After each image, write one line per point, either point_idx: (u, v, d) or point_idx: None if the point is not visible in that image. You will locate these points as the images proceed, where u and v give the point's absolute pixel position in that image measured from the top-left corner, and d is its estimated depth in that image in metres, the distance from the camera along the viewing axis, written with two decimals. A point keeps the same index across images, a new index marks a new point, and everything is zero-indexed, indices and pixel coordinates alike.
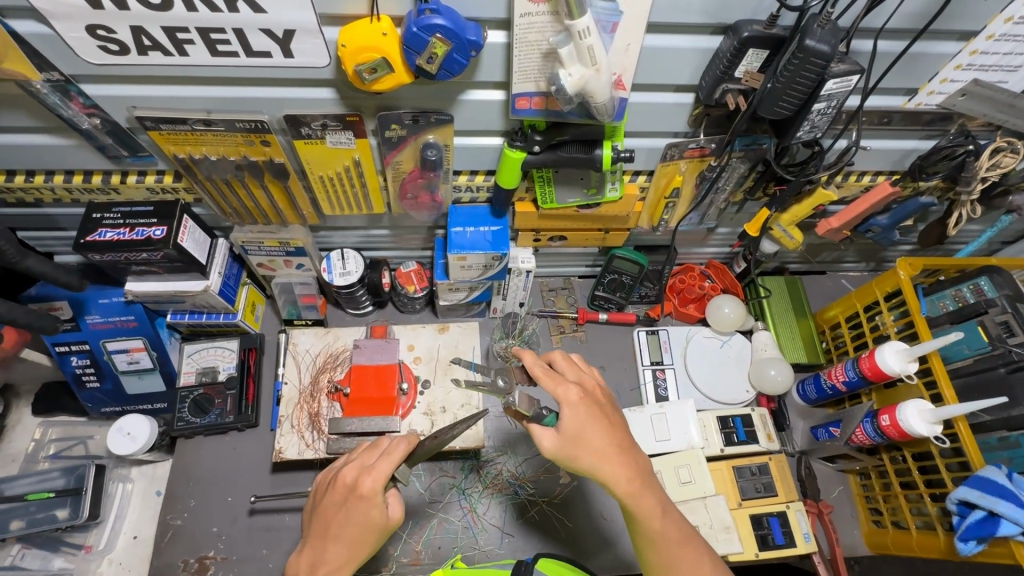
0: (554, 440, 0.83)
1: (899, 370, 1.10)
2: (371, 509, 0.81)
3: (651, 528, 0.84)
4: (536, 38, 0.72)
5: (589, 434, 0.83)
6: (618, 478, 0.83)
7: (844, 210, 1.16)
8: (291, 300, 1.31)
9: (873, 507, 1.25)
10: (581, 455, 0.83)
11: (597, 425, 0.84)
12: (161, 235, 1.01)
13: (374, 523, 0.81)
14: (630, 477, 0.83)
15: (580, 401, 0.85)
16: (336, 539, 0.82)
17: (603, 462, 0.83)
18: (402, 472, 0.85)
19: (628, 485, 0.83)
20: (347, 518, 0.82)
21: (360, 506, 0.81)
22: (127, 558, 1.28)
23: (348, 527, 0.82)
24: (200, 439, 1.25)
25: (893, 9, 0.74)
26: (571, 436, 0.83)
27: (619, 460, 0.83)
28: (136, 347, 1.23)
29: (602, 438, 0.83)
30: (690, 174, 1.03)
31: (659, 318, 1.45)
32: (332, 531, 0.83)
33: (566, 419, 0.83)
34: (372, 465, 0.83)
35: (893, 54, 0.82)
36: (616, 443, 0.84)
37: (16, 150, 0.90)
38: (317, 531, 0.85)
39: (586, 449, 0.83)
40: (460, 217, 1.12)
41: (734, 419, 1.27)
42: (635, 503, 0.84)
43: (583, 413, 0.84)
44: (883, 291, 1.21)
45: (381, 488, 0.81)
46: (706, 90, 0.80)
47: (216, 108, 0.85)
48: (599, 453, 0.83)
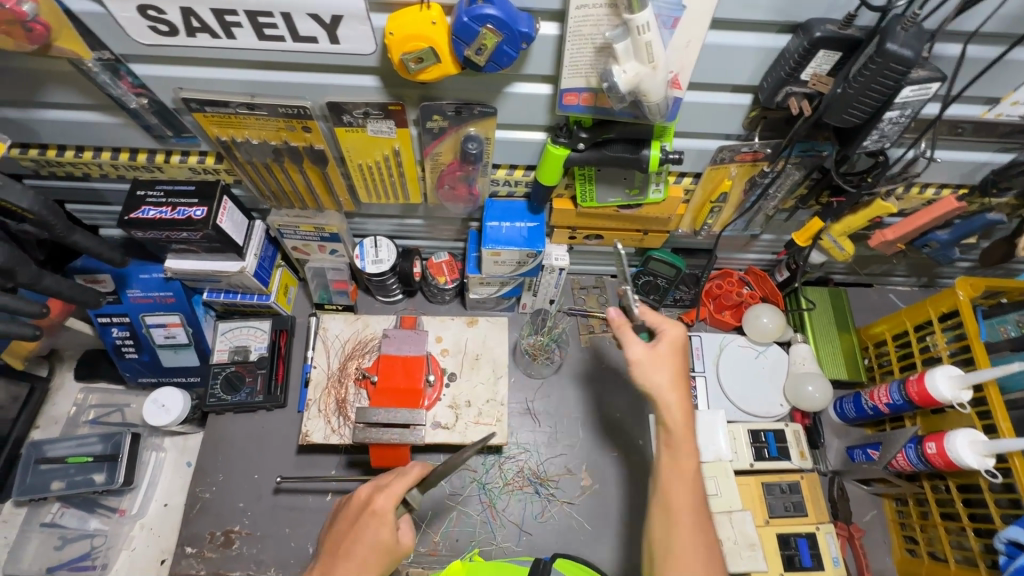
0: (642, 350, 0.88)
1: (950, 398, 1.04)
2: (384, 528, 0.83)
3: (681, 466, 0.83)
4: (590, 31, 0.69)
5: (670, 362, 0.88)
6: (674, 411, 0.85)
7: (902, 223, 1.09)
8: (323, 285, 1.32)
9: (908, 534, 1.20)
10: (654, 374, 0.87)
11: (679, 363, 0.88)
12: (201, 215, 1.02)
13: (387, 540, 0.83)
14: (685, 413, 0.85)
15: (679, 343, 0.90)
16: (346, 558, 0.82)
17: (667, 392, 0.85)
18: (413, 497, 0.90)
19: (682, 415, 0.85)
20: (357, 539, 0.83)
21: (372, 524, 0.83)
22: (158, 525, 1.32)
23: (358, 545, 0.82)
24: (230, 416, 1.27)
25: (989, 10, 0.67)
26: (655, 359, 0.87)
27: (682, 396, 0.86)
28: (173, 323, 1.26)
29: (671, 373, 0.87)
30: (740, 179, 0.98)
31: (693, 323, 1.41)
32: (343, 552, 0.83)
33: (663, 343, 0.89)
34: (381, 487, 0.87)
35: (986, 60, 0.75)
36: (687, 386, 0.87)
37: (66, 125, 0.92)
38: (328, 553, 0.85)
39: (662, 374, 0.86)
40: (497, 211, 1.09)
41: (766, 433, 1.24)
42: (676, 433, 0.85)
43: (675, 351, 0.89)
44: (937, 311, 1.14)
45: (394, 504, 0.85)
46: (767, 93, 0.75)
47: (259, 91, 0.84)
48: (673, 373, 0.87)
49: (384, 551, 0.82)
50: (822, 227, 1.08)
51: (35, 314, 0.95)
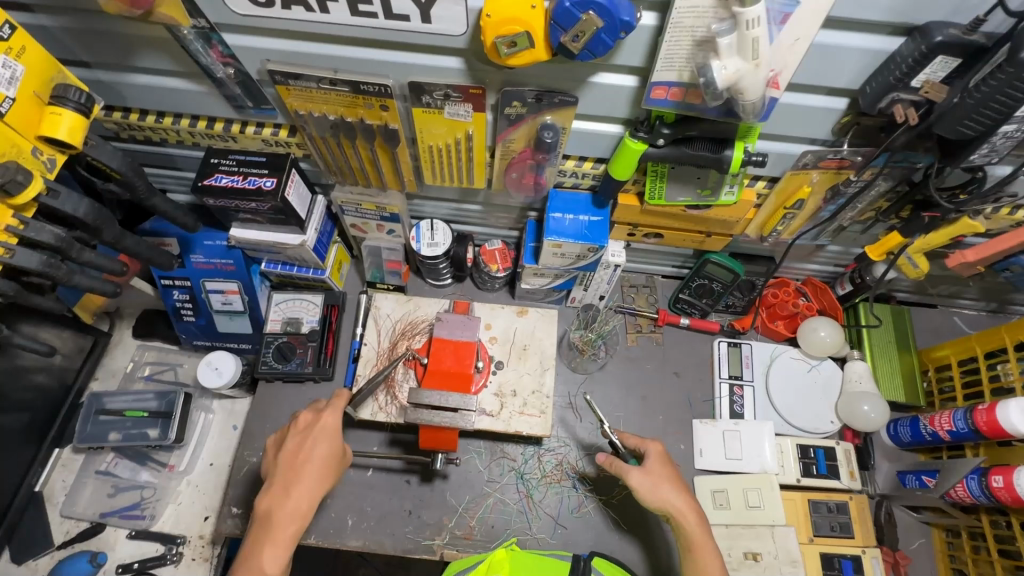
0: (641, 474, 0.98)
1: (1023, 431, 0.99)
2: (333, 443, 0.96)
3: (708, 573, 0.91)
4: (693, 23, 0.67)
5: (666, 476, 0.98)
6: (694, 525, 0.94)
7: (985, 245, 1.04)
8: (377, 263, 1.33)
9: (958, 568, 1.16)
10: (661, 491, 0.96)
11: (673, 471, 0.99)
12: (270, 186, 1.04)
13: (329, 453, 0.96)
14: (699, 521, 0.95)
15: (664, 455, 1.01)
16: (301, 472, 0.93)
17: (681, 509, 0.95)
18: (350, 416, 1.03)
19: (697, 522, 0.94)
20: (308, 454, 0.94)
21: (319, 440, 0.96)
22: (203, 482, 1.37)
23: (310, 459, 0.94)
24: (279, 384, 1.31)
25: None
26: (657, 478, 0.97)
27: (694, 509, 0.95)
28: (231, 290, 1.29)
29: (674, 488, 0.97)
30: (821, 186, 0.94)
31: (745, 331, 1.37)
32: (296, 469, 0.94)
33: (655, 466, 0.99)
34: (323, 409, 0.99)
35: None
36: (688, 497, 0.97)
37: (153, 91, 0.94)
38: (282, 469, 0.94)
39: (665, 494, 0.96)
40: (560, 202, 1.08)
41: (816, 449, 1.21)
42: (698, 540, 0.93)
43: (665, 465, 1.00)
44: (1013, 338, 1.09)
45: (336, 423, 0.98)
46: (870, 98, 0.72)
47: (342, 67, 0.84)
48: (676, 484, 0.97)
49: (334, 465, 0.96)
50: (899, 244, 1.03)
51: (112, 271, 0.99)
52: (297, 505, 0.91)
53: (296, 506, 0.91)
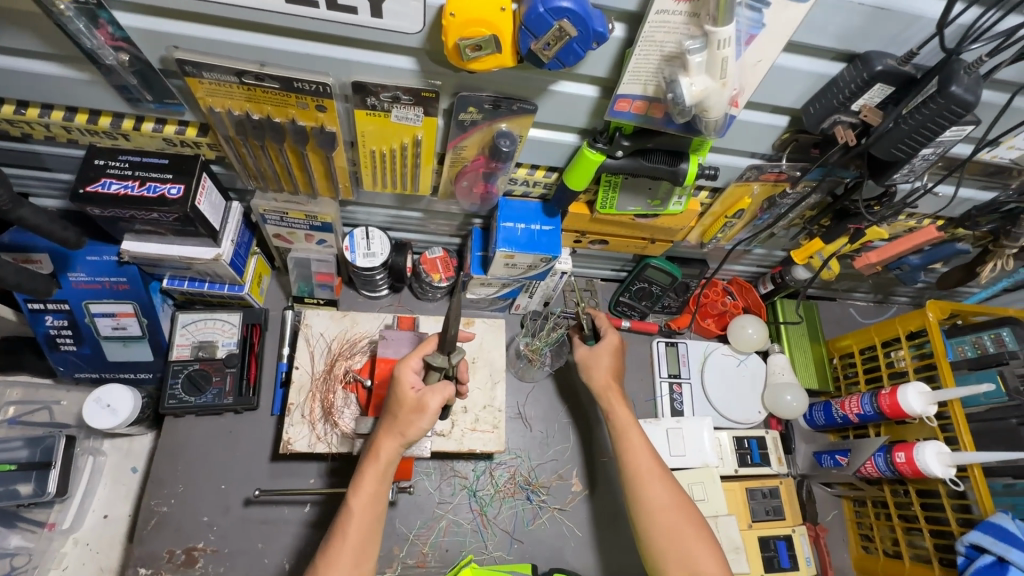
0: (586, 350, 1.16)
1: (919, 411, 1.13)
2: (405, 390, 0.86)
3: (629, 441, 1.02)
4: (663, 38, 0.65)
5: (602, 359, 1.14)
6: (613, 401, 1.08)
7: (886, 248, 1.16)
8: (305, 276, 1.20)
9: (865, 533, 1.30)
10: (593, 371, 1.13)
11: (610, 357, 1.14)
12: (177, 194, 0.89)
13: (400, 394, 0.86)
14: (621, 400, 1.08)
15: (615, 344, 1.15)
16: (386, 415, 0.88)
17: (606, 391, 1.10)
18: (440, 360, 0.87)
19: (618, 402, 1.08)
20: (388, 400, 0.88)
21: (394, 386, 0.88)
22: (96, 540, 1.16)
23: (399, 414, 0.86)
24: (192, 419, 1.14)
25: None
26: (594, 357, 1.14)
27: (615, 391, 1.10)
28: (123, 313, 1.10)
29: (603, 369, 1.13)
30: (760, 198, 0.99)
31: (680, 330, 1.44)
32: (394, 428, 0.86)
33: (600, 348, 1.14)
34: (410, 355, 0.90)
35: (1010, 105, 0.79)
36: (612, 382, 1.11)
37: (12, 76, 0.76)
38: (387, 430, 0.87)
39: (597, 374, 1.12)
40: (512, 211, 1.04)
41: (750, 440, 1.30)
42: (614, 409, 1.07)
43: (612, 352, 1.14)
44: (905, 329, 1.23)
45: (411, 370, 0.88)
46: (814, 118, 0.76)
47: (269, 60, 0.73)
48: (605, 370, 1.12)
49: (414, 411, 0.85)
50: (820, 248, 1.12)
51: None
52: (390, 447, 0.86)
53: (382, 446, 0.86)
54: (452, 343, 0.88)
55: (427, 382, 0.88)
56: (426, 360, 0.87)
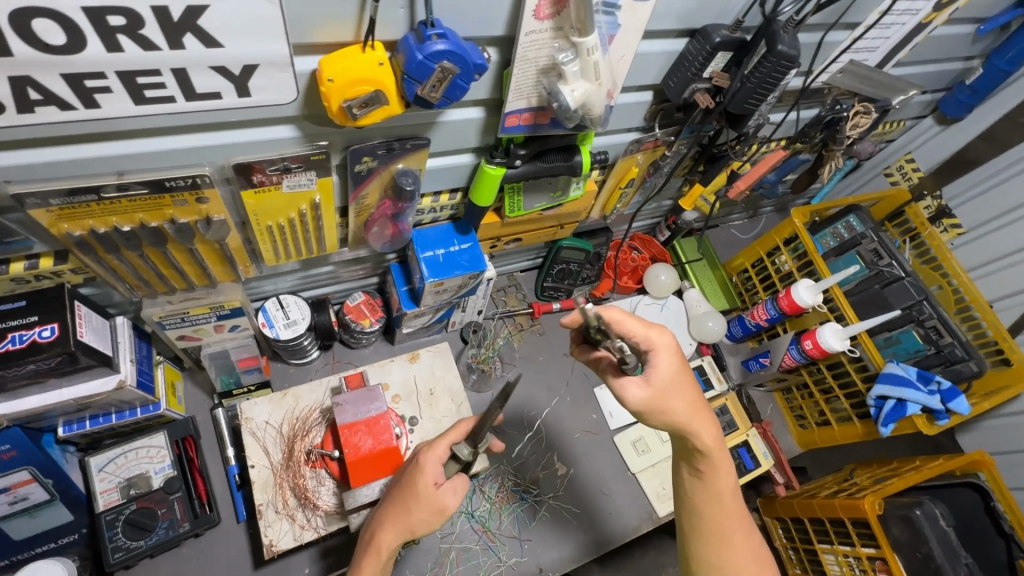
0: (644, 388, 0.79)
1: (810, 303, 1.32)
2: (427, 486, 0.85)
3: (717, 491, 0.87)
4: (535, 54, 0.68)
5: (677, 386, 0.80)
6: (705, 434, 0.83)
7: (750, 175, 1.32)
8: (226, 367, 1.10)
9: (798, 413, 1.52)
10: (668, 404, 0.81)
11: (687, 379, 0.81)
12: (52, 336, 0.77)
13: (423, 495, 0.84)
14: (717, 436, 0.84)
15: (676, 354, 0.80)
16: (397, 506, 0.85)
17: (693, 422, 0.82)
18: (466, 454, 0.88)
19: (715, 441, 0.84)
20: (401, 484, 0.87)
21: (415, 473, 0.87)
22: None
23: (413, 515, 0.83)
24: (148, 562, 1.01)
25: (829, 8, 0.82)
26: (664, 391, 0.80)
27: (704, 418, 0.83)
28: (20, 482, 0.92)
29: (683, 399, 0.81)
30: (644, 165, 1.08)
31: (604, 296, 1.55)
32: (400, 520, 0.84)
33: (660, 370, 0.79)
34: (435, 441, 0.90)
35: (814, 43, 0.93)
36: (696, 408, 0.82)
37: None
38: (392, 510, 0.85)
39: (673, 405, 0.80)
40: (427, 240, 1.04)
41: (691, 373, 1.45)
42: (717, 458, 0.85)
43: (678, 364, 0.80)
44: (781, 237, 1.45)
45: (436, 461, 0.88)
46: (675, 90, 0.84)
47: (128, 166, 0.65)
48: (689, 402, 0.81)
49: (432, 512, 0.84)
50: (701, 192, 1.25)
51: None
52: (392, 538, 0.84)
53: (382, 538, 0.84)
54: (483, 439, 0.87)
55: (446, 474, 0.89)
56: (454, 450, 0.88)
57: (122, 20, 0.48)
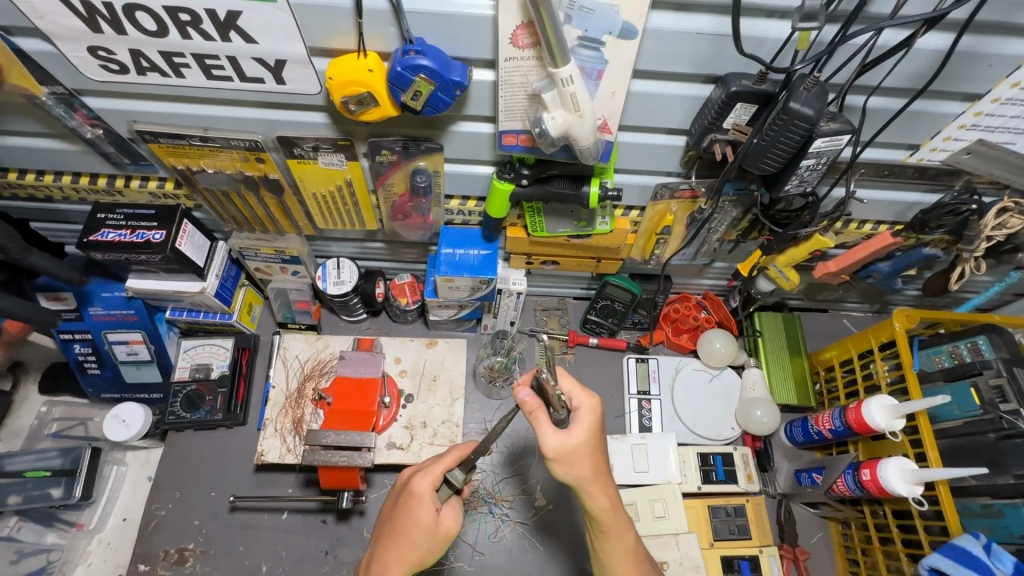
0: (560, 437, 0.79)
1: (884, 426, 1.07)
2: (429, 514, 0.84)
3: (618, 546, 0.87)
4: (521, 79, 0.72)
5: (587, 449, 0.80)
6: (601, 499, 0.83)
7: (843, 256, 1.13)
8: (286, 304, 1.34)
9: (851, 557, 1.23)
10: (573, 463, 0.80)
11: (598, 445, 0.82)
12: (159, 239, 1.04)
13: (429, 525, 0.84)
14: (611, 504, 0.84)
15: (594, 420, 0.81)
16: (395, 541, 0.85)
17: (591, 486, 0.82)
18: (457, 479, 0.86)
19: (607, 505, 0.84)
20: (400, 519, 0.86)
21: (412, 509, 0.85)
22: (115, 539, 1.32)
23: (417, 551, 0.84)
24: (190, 433, 1.28)
25: (890, 66, 0.70)
26: (573, 452, 0.79)
27: (603, 484, 0.83)
28: (135, 340, 1.26)
29: (590, 463, 0.81)
30: (682, 214, 1.02)
31: (650, 346, 1.44)
32: (406, 557, 0.85)
33: (579, 429, 0.80)
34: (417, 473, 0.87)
35: (891, 111, 0.77)
36: (600, 472, 0.82)
37: (28, 152, 0.95)
38: (393, 548, 0.85)
39: (580, 466, 0.80)
40: (452, 237, 1.12)
41: (716, 457, 1.27)
42: (608, 525, 0.85)
43: (592, 429, 0.81)
44: (877, 340, 1.18)
45: (431, 487, 0.85)
46: (693, 138, 0.79)
47: (212, 125, 0.87)
48: (591, 468, 0.81)
49: (437, 537, 0.85)
50: (764, 259, 1.11)
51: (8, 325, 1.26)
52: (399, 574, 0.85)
53: None
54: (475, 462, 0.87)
55: (441, 499, 0.88)
56: (448, 478, 0.86)
57: (188, 16, 0.67)
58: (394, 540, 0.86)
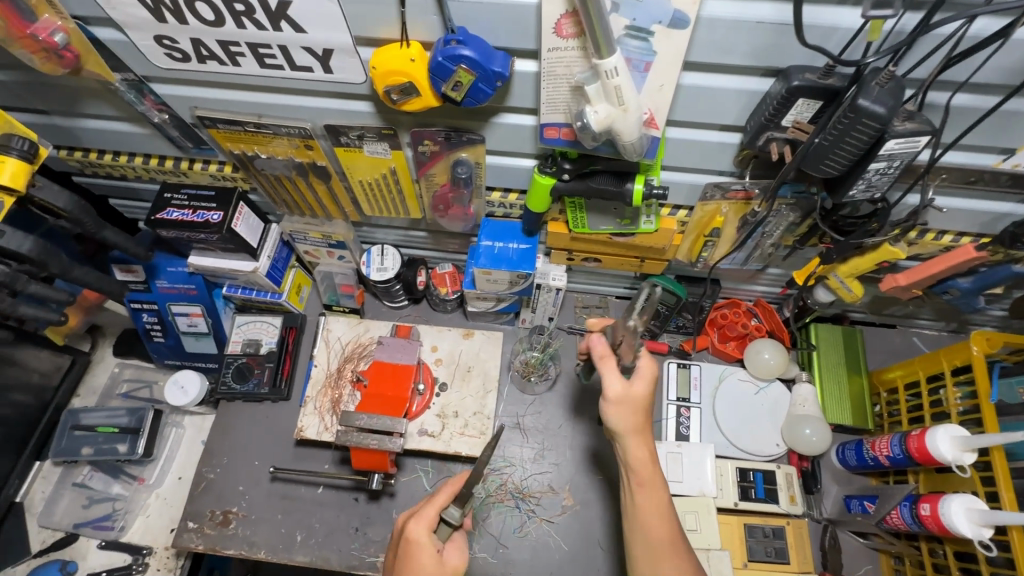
0: (622, 388, 0.85)
1: (951, 459, 0.97)
2: (432, 556, 0.85)
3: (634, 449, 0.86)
4: (564, 71, 0.70)
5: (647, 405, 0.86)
6: (638, 448, 0.85)
7: (915, 269, 1.03)
8: (331, 287, 1.40)
9: None
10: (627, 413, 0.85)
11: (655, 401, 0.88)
12: (217, 219, 1.09)
13: (435, 567, 0.85)
14: (650, 453, 0.86)
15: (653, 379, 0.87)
16: None
17: (631, 435, 0.86)
18: (452, 515, 0.88)
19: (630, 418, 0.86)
20: (405, 570, 0.86)
21: (414, 556, 0.85)
22: (171, 496, 1.40)
23: None
24: (239, 404, 1.36)
25: (982, 61, 0.62)
26: (630, 401, 0.85)
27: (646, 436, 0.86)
28: (195, 313, 1.34)
29: (640, 415, 0.86)
30: (734, 216, 0.96)
31: (693, 352, 1.38)
32: None
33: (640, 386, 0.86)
34: (411, 521, 0.88)
35: (980, 111, 0.69)
36: (644, 423, 0.86)
37: (105, 134, 1.02)
38: None
39: (631, 417, 0.85)
40: (491, 230, 1.12)
41: (755, 473, 1.21)
42: (643, 478, 0.85)
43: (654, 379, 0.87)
44: (950, 363, 1.07)
45: (427, 531, 0.86)
46: (747, 135, 0.74)
47: (266, 112, 0.90)
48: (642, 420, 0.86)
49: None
50: (824, 266, 1.04)
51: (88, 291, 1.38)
52: None
53: None
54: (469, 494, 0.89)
55: (440, 538, 0.89)
56: (444, 517, 0.88)
57: (243, 7, 0.69)
58: None
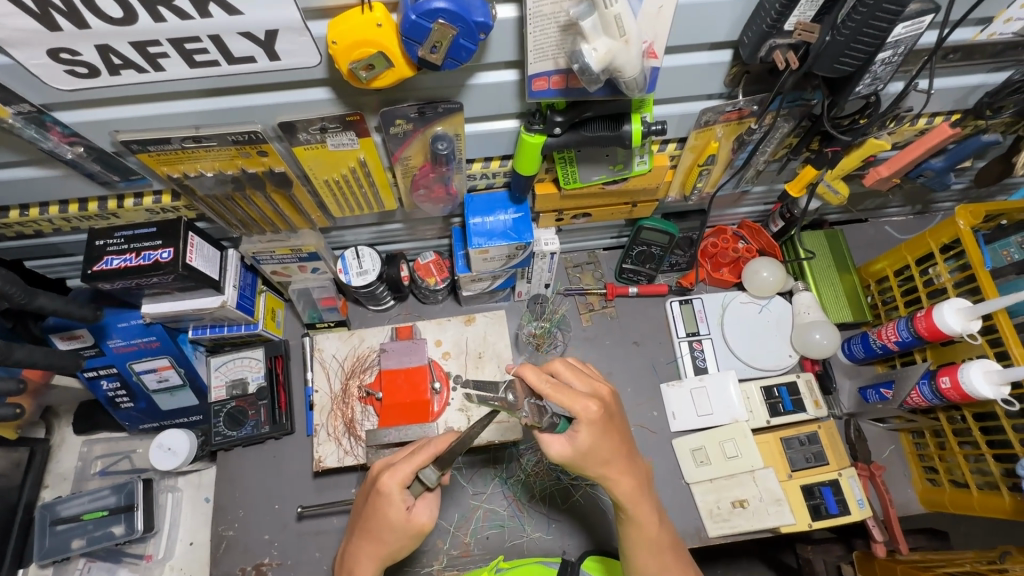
0: (564, 450, 0.75)
1: (961, 329, 1.02)
2: (396, 512, 0.79)
3: (620, 485, 0.79)
4: (552, 10, 0.63)
5: (598, 449, 0.75)
6: (621, 484, 0.79)
7: (896, 158, 1.04)
8: (310, 303, 1.27)
9: (928, 464, 1.21)
10: (586, 463, 0.77)
11: (610, 439, 0.76)
12: (168, 257, 0.95)
13: (400, 523, 0.79)
14: (635, 485, 0.80)
15: (598, 418, 0.74)
16: (368, 538, 0.81)
17: (610, 472, 0.78)
18: (431, 476, 0.79)
19: (606, 462, 0.77)
20: (370, 513, 0.81)
21: (382, 507, 0.80)
22: (188, 564, 1.28)
23: (386, 546, 0.81)
24: (240, 450, 1.24)
25: None
26: (583, 457, 0.76)
27: (626, 468, 0.79)
28: (163, 366, 1.19)
29: (601, 462, 0.77)
30: (728, 138, 0.93)
31: (693, 286, 1.37)
32: (377, 552, 0.81)
33: (581, 437, 0.74)
34: (385, 468, 0.81)
35: None
36: (621, 453, 0.78)
37: (6, 185, 0.86)
38: (364, 540, 0.82)
39: (592, 465, 0.77)
40: (478, 206, 1.04)
41: (779, 388, 1.25)
42: (633, 508, 0.82)
43: (598, 432, 0.75)
44: (937, 242, 1.12)
45: (400, 487, 0.79)
46: (749, 49, 0.70)
47: (203, 122, 0.77)
48: (606, 462, 0.77)
49: (405, 535, 0.80)
50: (817, 176, 1.02)
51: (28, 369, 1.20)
52: (370, 569, 0.82)
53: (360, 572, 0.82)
54: (449, 461, 0.79)
55: (413, 494, 0.81)
56: (419, 474, 0.79)
57: None
58: (363, 535, 0.82)
